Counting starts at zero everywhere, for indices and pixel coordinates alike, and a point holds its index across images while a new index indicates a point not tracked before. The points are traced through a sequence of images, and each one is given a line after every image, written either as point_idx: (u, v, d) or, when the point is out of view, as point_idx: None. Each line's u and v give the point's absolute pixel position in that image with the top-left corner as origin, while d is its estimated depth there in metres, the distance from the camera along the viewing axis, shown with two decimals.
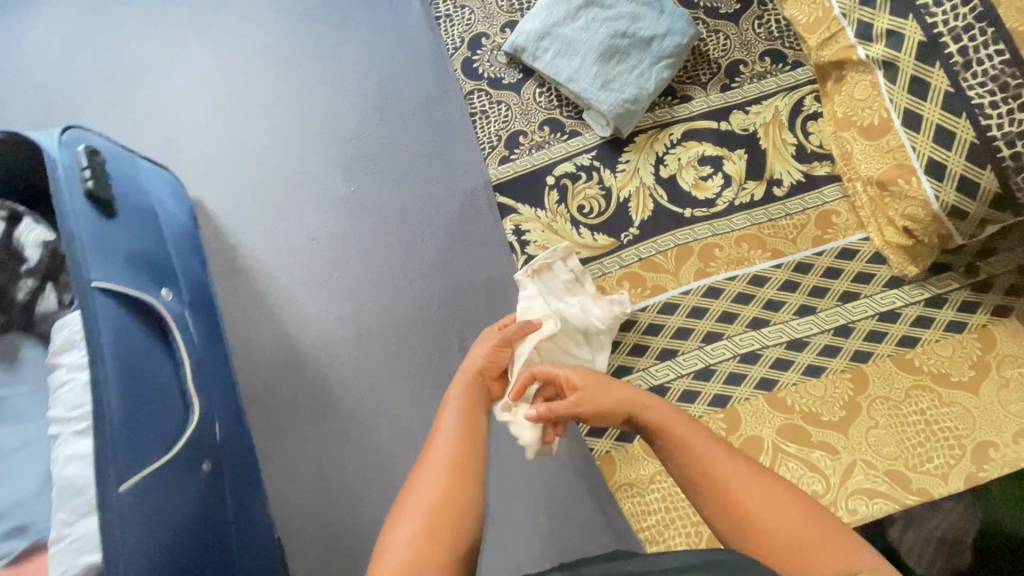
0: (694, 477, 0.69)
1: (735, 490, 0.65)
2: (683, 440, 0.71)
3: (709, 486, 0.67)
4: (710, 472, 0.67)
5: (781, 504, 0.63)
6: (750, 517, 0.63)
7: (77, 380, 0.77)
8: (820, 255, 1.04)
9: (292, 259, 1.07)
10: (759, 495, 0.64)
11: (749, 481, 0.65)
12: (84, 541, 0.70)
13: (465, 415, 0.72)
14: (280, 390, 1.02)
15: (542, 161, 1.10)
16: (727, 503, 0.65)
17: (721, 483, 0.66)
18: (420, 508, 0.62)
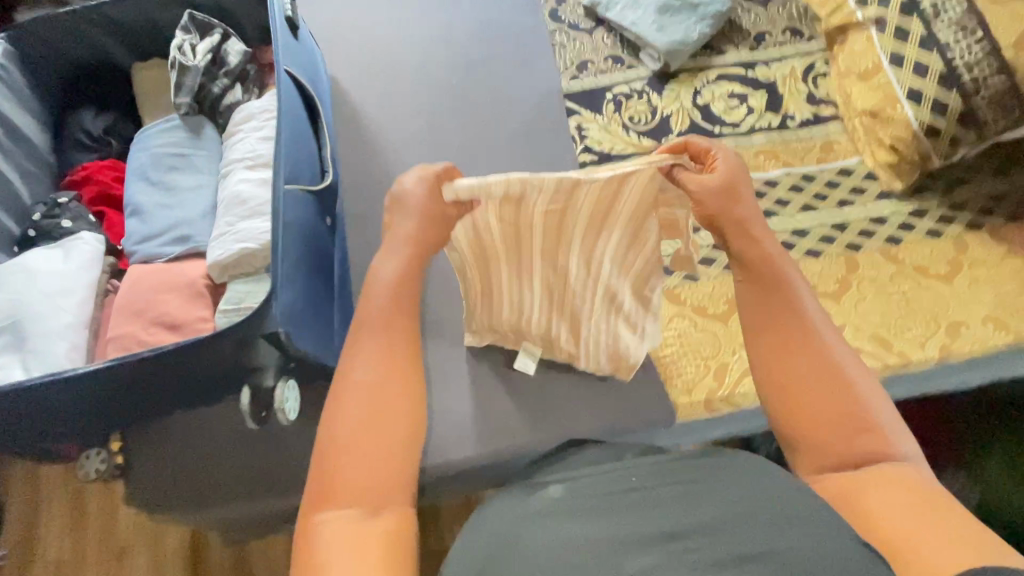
0: (791, 348, 0.71)
1: (830, 365, 0.70)
2: (789, 310, 0.73)
3: (788, 362, 0.71)
4: (816, 351, 0.70)
5: (864, 393, 0.68)
6: (812, 404, 0.69)
7: (252, 137, 1.03)
8: (823, 170, 1.28)
9: (398, 126, 1.35)
10: (854, 376, 0.69)
11: (844, 364, 0.70)
12: (243, 234, 0.94)
13: (383, 351, 0.69)
14: (373, 215, 1.26)
15: (604, 82, 1.39)
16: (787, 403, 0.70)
17: (810, 358, 0.70)
18: (347, 449, 0.63)
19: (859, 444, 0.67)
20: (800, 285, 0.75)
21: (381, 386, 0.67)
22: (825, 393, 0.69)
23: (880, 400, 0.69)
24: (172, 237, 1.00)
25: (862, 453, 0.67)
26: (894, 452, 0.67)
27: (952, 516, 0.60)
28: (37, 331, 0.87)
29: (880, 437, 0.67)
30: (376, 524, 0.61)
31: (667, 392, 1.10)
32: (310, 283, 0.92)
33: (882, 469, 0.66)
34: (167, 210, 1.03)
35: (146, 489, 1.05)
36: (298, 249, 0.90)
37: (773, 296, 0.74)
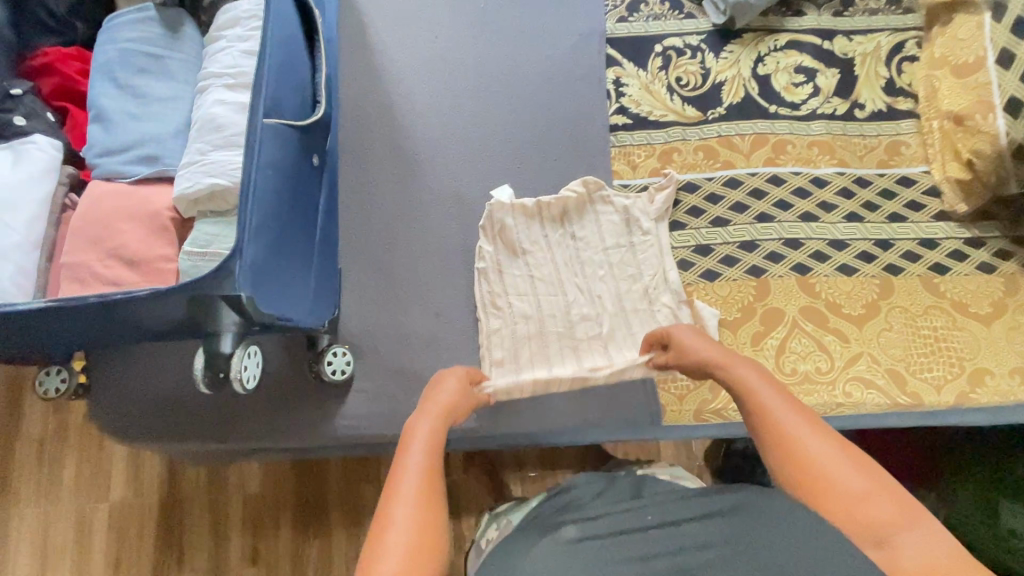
0: (788, 466, 0.66)
1: (817, 476, 0.65)
2: (773, 423, 0.70)
3: (802, 473, 0.65)
4: (794, 460, 0.66)
5: (854, 481, 0.64)
6: (823, 484, 0.64)
7: (234, 48, 0.88)
8: (881, 176, 1.13)
9: (410, 49, 1.18)
10: (843, 478, 0.64)
11: (834, 467, 0.65)
12: (213, 167, 0.82)
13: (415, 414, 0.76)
14: (370, 153, 1.13)
15: (656, 30, 1.19)
16: (791, 469, 0.66)
17: (807, 467, 0.65)
18: (400, 520, 0.62)
19: (881, 519, 0.62)
20: (764, 384, 0.74)
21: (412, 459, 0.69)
22: (836, 483, 0.64)
23: (878, 481, 0.64)
24: (139, 156, 0.88)
25: (876, 546, 0.61)
26: (922, 533, 0.60)
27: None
28: None
29: (894, 519, 0.61)
30: (417, 514, 0.63)
31: (657, 395, 1.04)
32: (280, 233, 0.81)
33: (900, 557, 0.59)
34: (135, 121, 0.90)
35: (104, 412, 1.02)
36: (273, 194, 0.79)
37: (753, 410, 0.72)
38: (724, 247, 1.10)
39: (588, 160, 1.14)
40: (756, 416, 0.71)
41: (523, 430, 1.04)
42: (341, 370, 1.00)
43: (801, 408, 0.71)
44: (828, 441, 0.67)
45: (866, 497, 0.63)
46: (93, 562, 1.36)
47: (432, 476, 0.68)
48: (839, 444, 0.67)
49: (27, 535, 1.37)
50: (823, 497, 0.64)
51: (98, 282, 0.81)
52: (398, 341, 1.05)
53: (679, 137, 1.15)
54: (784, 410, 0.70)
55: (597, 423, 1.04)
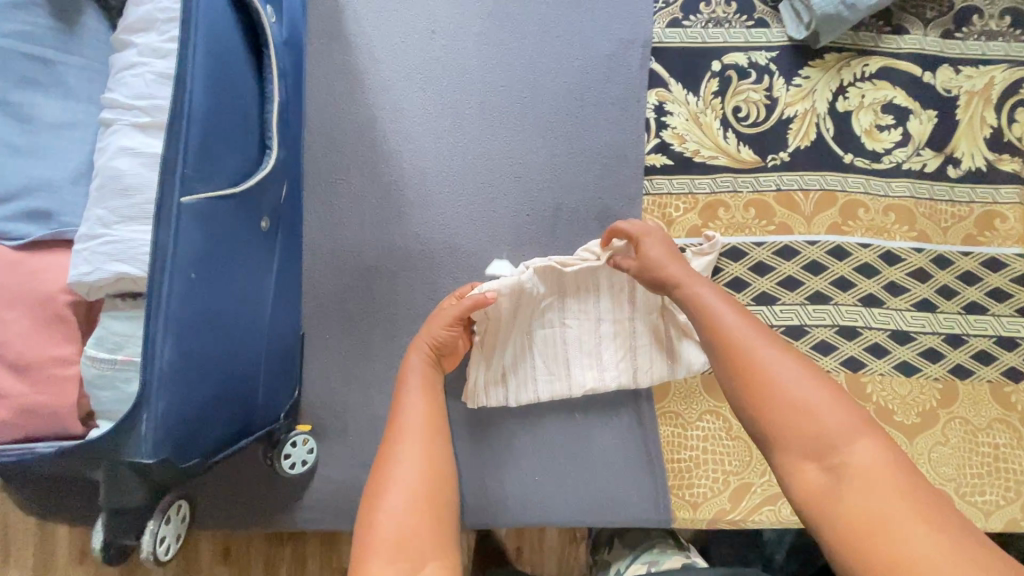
0: (735, 378, 0.62)
1: (765, 384, 0.60)
2: (726, 337, 0.65)
3: (749, 376, 0.61)
4: (740, 373, 0.61)
5: (806, 391, 0.58)
6: (772, 385, 0.59)
7: (148, 68, 0.64)
8: (965, 255, 0.93)
9: (398, 46, 0.92)
10: (794, 388, 0.59)
11: (785, 377, 0.59)
12: (118, 248, 0.61)
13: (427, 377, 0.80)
14: (344, 185, 0.90)
15: (715, 40, 0.93)
16: (743, 372, 0.61)
17: (754, 377, 0.60)
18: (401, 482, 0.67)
19: (839, 437, 0.55)
20: (721, 304, 0.69)
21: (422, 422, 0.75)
22: (784, 389, 0.59)
23: (835, 394, 0.58)
24: (22, 210, 0.66)
25: (819, 464, 0.55)
26: (876, 451, 0.54)
27: (918, 499, 0.51)
28: None
29: (847, 434, 0.55)
30: (412, 506, 0.65)
31: (669, 502, 0.90)
32: (214, 345, 0.61)
33: (847, 474, 0.54)
34: (17, 157, 0.67)
35: None
36: (199, 297, 0.59)
37: (707, 321, 0.68)
38: None
39: (615, 208, 0.92)
40: (710, 332, 0.67)
41: (503, 512, 0.91)
42: (301, 461, 0.85)
43: (756, 322, 0.66)
44: (779, 349, 0.62)
45: (819, 408, 0.57)
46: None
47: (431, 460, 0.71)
48: (794, 355, 0.62)
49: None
50: (767, 401, 0.59)
51: None
52: (371, 423, 0.89)
53: (728, 186, 0.93)
54: (738, 322, 0.66)
55: (587, 515, 0.90)
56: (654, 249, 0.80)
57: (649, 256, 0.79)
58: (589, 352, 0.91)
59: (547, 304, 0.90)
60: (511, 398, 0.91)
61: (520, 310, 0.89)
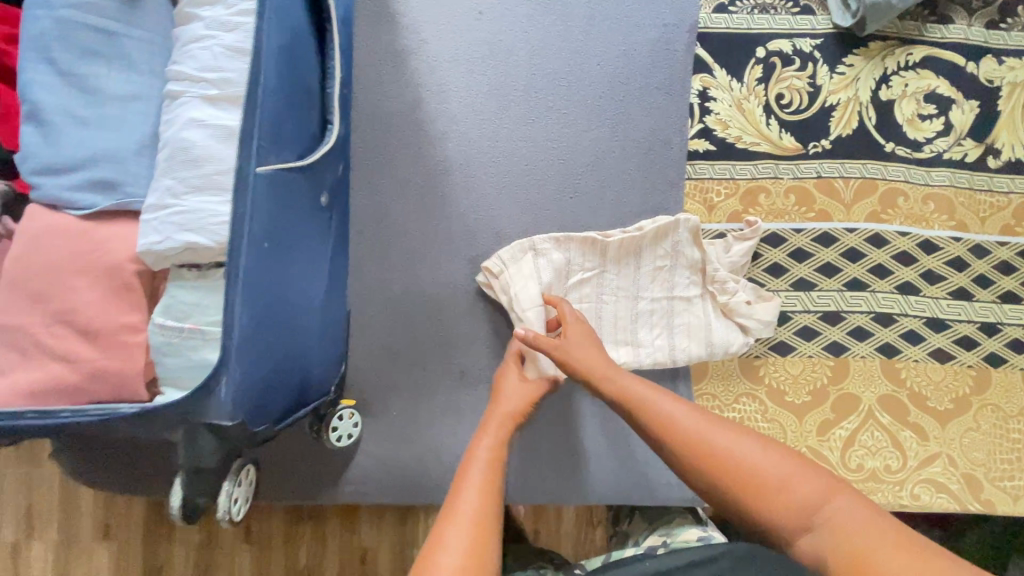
0: (702, 464, 0.62)
1: (731, 463, 0.61)
2: (672, 425, 0.65)
3: (713, 459, 0.61)
4: (701, 454, 0.62)
5: (765, 462, 0.60)
6: (738, 464, 0.60)
7: (217, 41, 0.64)
8: (1002, 245, 0.94)
9: (445, 28, 0.92)
10: (758, 461, 0.61)
11: (740, 452, 0.61)
12: (189, 218, 0.62)
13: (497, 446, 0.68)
14: (389, 165, 0.91)
15: (761, 27, 0.94)
16: (701, 455, 0.62)
17: (719, 460, 0.61)
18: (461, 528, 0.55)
19: (817, 503, 0.57)
20: (655, 390, 0.70)
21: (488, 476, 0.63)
22: (751, 463, 0.60)
23: (800, 460, 0.61)
24: (89, 180, 0.66)
25: (805, 526, 0.57)
26: (849, 502, 0.57)
27: (898, 536, 0.53)
28: None
29: (819, 493, 0.58)
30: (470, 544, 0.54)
31: None
32: (280, 317, 0.63)
33: (835, 525, 0.55)
34: (83, 128, 0.67)
35: None
36: (270, 268, 0.60)
37: (650, 416, 0.68)
38: (804, 316, 0.93)
39: (658, 192, 0.93)
40: (656, 429, 0.66)
41: (537, 488, 0.95)
42: (347, 434, 0.87)
43: (693, 407, 0.67)
44: (730, 429, 0.64)
45: (788, 475, 0.59)
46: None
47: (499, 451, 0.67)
48: (743, 428, 0.64)
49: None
50: (739, 480, 0.60)
51: (46, 356, 0.63)
52: (413, 400, 0.91)
53: (770, 173, 0.94)
54: (678, 411, 0.66)
55: (619, 493, 0.94)
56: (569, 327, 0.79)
57: (568, 336, 0.78)
58: (626, 333, 0.91)
59: (585, 272, 0.90)
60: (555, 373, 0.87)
61: (557, 275, 0.89)
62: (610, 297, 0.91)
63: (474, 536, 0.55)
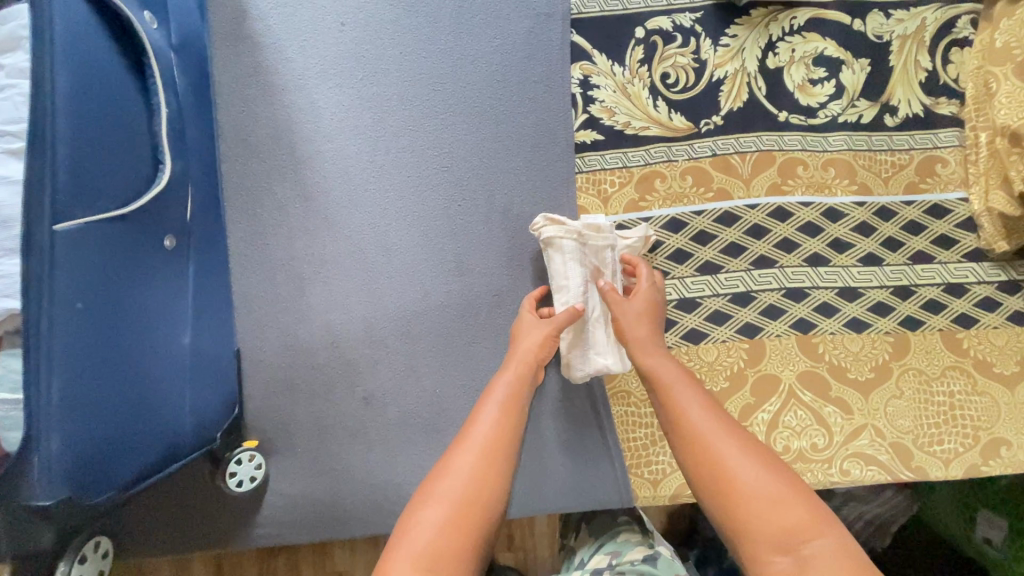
0: (697, 471, 0.60)
1: (724, 471, 0.58)
2: (684, 420, 0.63)
3: (700, 458, 0.60)
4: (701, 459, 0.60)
5: (755, 476, 0.57)
6: (728, 468, 0.58)
7: (18, 89, 0.61)
8: (907, 204, 0.91)
9: (310, 44, 0.88)
10: (750, 477, 0.57)
11: (739, 464, 0.58)
12: (1, 283, 0.58)
13: (504, 414, 0.65)
14: (266, 193, 0.87)
15: (637, 7, 0.90)
16: (696, 453, 0.60)
17: (715, 466, 0.59)
18: (447, 498, 0.57)
19: (798, 533, 0.53)
20: (681, 381, 0.68)
21: (490, 449, 0.61)
22: (743, 480, 0.57)
23: (789, 484, 0.56)
24: None
25: (780, 552, 0.53)
26: (832, 543, 0.52)
27: None
28: None
29: (800, 525, 0.53)
30: (443, 517, 0.55)
31: (629, 482, 0.89)
32: (122, 373, 0.59)
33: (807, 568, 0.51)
34: None
35: None
36: (91, 327, 0.56)
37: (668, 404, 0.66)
38: (714, 300, 0.90)
39: (549, 189, 0.89)
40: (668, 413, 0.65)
41: None
42: (249, 478, 0.83)
43: (719, 409, 0.65)
44: (737, 436, 0.61)
45: (779, 496, 0.55)
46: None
47: (512, 414, 0.66)
48: (750, 442, 0.60)
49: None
50: (728, 486, 0.57)
51: None
52: (318, 433, 0.87)
53: (664, 156, 0.91)
54: (694, 407, 0.64)
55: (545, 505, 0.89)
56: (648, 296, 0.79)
57: (631, 308, 0.77)
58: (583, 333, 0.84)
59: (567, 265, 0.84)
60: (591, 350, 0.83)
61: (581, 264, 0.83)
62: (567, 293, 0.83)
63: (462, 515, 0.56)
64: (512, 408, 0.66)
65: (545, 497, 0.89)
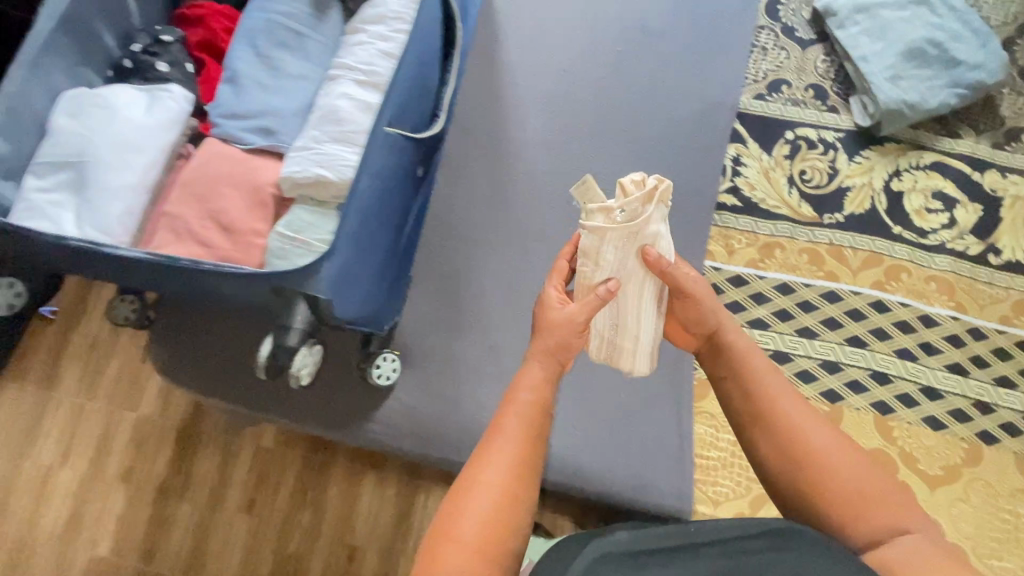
0: (785, 456, 0.62)
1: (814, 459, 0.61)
2: (775, 410, 0.64)
3: (788, 446, 0.62)
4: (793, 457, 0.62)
5: (845, 466, 0.60)
6: (821, 459, 0.61)
7: (373, 45, 0.89)
8: (1000, 332, 1.02)
9: (535, 77, 1.15)
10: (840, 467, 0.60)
11: (831, 456, 0.61)
12: (324, 158, 0.83)
13: (524, 422, 0.60)
14: (468, 170, 1.12)
15: (792, 116, 1.13)
16: (785, 443, 0.63)
17: (801, 456, 0.61)
18: (475, 518, 0.54)
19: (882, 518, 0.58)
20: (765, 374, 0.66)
21: (514, 464, 0.57)
22: (834, 470, 0.60)
23: (880, 476, 0.60)
24: (259, 126, 0.91)
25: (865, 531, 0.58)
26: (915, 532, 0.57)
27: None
28: (97, 180, 0.82)
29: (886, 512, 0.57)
30: (477, 534, 0.53)
31: (690, 490, 0.98)
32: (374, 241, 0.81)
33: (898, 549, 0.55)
34: (265, 91, 0.93)
35: (160, 344, 1.05)
36: (375, 201, 0.79)
37: (757, 395, 0.66)
38: (804, 360, 1.03)
39: (690, 229, 1.07)
40: (754, 403, 0.66)
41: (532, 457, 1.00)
42: (386, 376, 1.00)
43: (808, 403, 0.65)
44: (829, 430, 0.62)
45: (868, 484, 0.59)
46: (102, 473, 1.32)
47: (532, 419, 0.61)
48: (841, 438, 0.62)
49: (32, 427, 1.35)
50: (817, 472, 0.60)
51: (192, 240, 0.83)
52: (444, 362, 1.04)
53: (787, 232, 1.09)
54: (786, 400, 0.64)
55: (609, 481, 0.99)
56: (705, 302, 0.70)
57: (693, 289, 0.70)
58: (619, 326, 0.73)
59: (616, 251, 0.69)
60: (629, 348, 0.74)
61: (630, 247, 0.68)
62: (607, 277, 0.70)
63: (512, 487, 0.56)
64: (531, 413, 0.61)
65: (610, 473, 0.99)
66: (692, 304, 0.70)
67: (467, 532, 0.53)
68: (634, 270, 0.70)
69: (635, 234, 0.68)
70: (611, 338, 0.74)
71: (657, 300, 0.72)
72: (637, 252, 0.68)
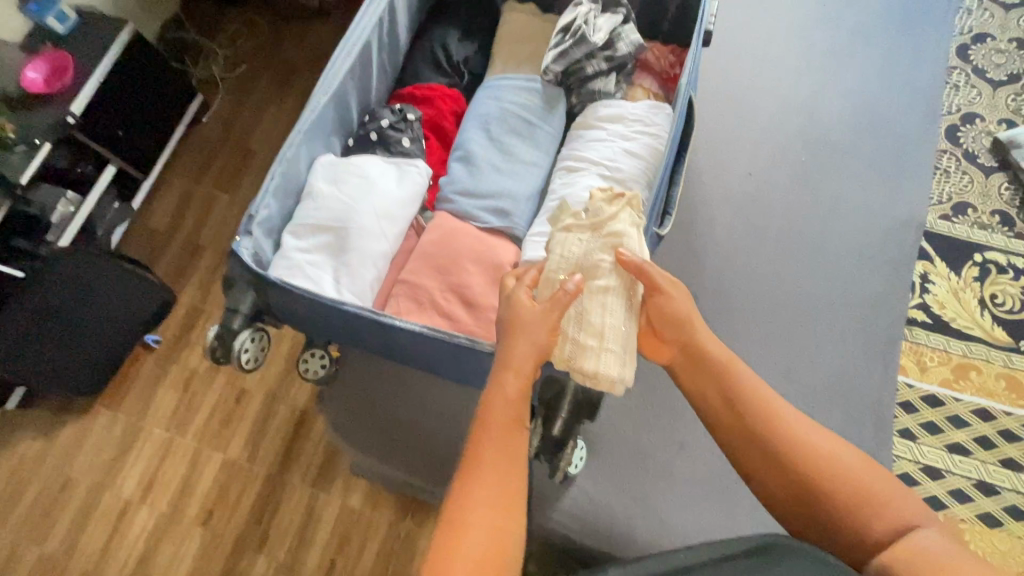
0: (771, 460, 0.61)
1: (798, 447, 0.60)
2: (758, 411, 0.63)
3: (773, 447, 0.61)
4: (784, 467, 0.60)
5: (834, 449, 0.60)
6: (803, 450, 0.60)
7: (616, 144, 0.95)
8: None
9: (725, 179, 1.21)
10: (821, 444, 0.60)
11: (814, 440, 0.60)
12: None
13: (499, 421, 0.58)
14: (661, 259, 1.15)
15: (980, 238, 1.15)
16: (772, 437, 0.61)
17: (788, 449, 0.60)
18: (478, 531, 0.50)
19: (876, 497, 0.57)
20: (743, 370, 0.66)
21: (489, 455, 0.56)
22: (818, 451, 0.60)
23: (859, 455, 0.60)
24: (496, 207, 0.95)
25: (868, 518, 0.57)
26: (906, 504, 0.57)
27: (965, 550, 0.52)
28: (356, 246, 0.86)
29: (876, 488, 0.58)
30: (480, 548, 0.50)
31: None
32: None
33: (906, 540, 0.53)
34: (499, 174, 0.98)
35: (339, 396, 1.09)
36: None
37: (738, 403, 0.64)
38: (1012, 494, 0.99)
39: (880, 341, 1.08)
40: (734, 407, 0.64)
41: None
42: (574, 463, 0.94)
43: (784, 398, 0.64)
44: (806, 418, 0.63)
45: (853, 464, 0.59)
46: (182, 514, 1.29)
47: (510, 420, 0.59)
48: (815, 424, 0.62)
49: (123, 452, 1.35)
50: (806, 461, 0.59)
51: (435, 311, 0.86)
52: (632, 453, 1.03)
53: (983, 355, 1.07)
54: (766, 395, 0.64)
55: None
56: (678, 304, 0.71)
57: (668, 296, 0.72)
58: (590, 330, 0.73)
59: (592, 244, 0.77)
60: (610, 365, 0.72)
61: (596, 229, 0.78)
62: (574, 253, 0.76)
63: (500, 496, 0.53)
64: (497, 403, 0.60)
65: None
66: (668, 300, 0.72)
67: (468, 552, 0.49)
68: (603, 265, 0.75)
69: (601, 226, 0.77)
70: (575, 338, 0.73)
71: (627, 298, 0.74)
72: (607, 253, 0.75)
